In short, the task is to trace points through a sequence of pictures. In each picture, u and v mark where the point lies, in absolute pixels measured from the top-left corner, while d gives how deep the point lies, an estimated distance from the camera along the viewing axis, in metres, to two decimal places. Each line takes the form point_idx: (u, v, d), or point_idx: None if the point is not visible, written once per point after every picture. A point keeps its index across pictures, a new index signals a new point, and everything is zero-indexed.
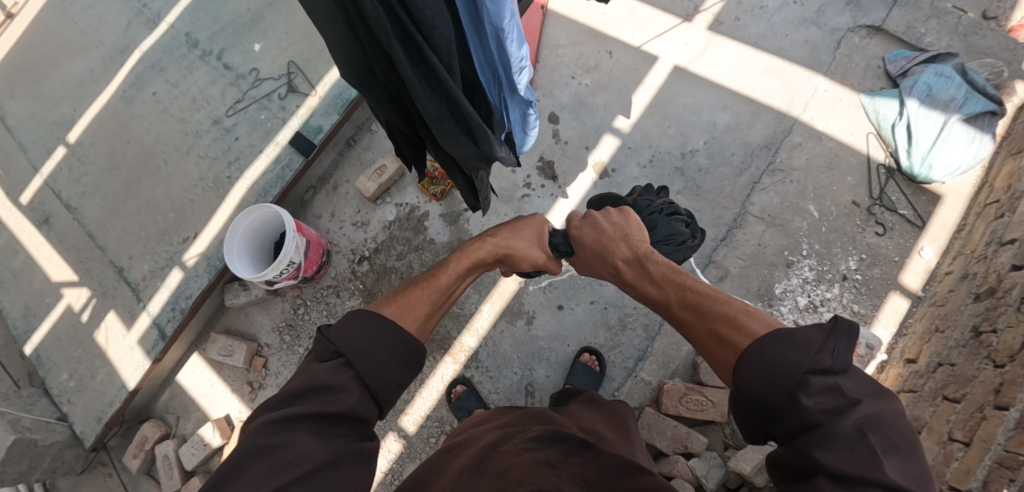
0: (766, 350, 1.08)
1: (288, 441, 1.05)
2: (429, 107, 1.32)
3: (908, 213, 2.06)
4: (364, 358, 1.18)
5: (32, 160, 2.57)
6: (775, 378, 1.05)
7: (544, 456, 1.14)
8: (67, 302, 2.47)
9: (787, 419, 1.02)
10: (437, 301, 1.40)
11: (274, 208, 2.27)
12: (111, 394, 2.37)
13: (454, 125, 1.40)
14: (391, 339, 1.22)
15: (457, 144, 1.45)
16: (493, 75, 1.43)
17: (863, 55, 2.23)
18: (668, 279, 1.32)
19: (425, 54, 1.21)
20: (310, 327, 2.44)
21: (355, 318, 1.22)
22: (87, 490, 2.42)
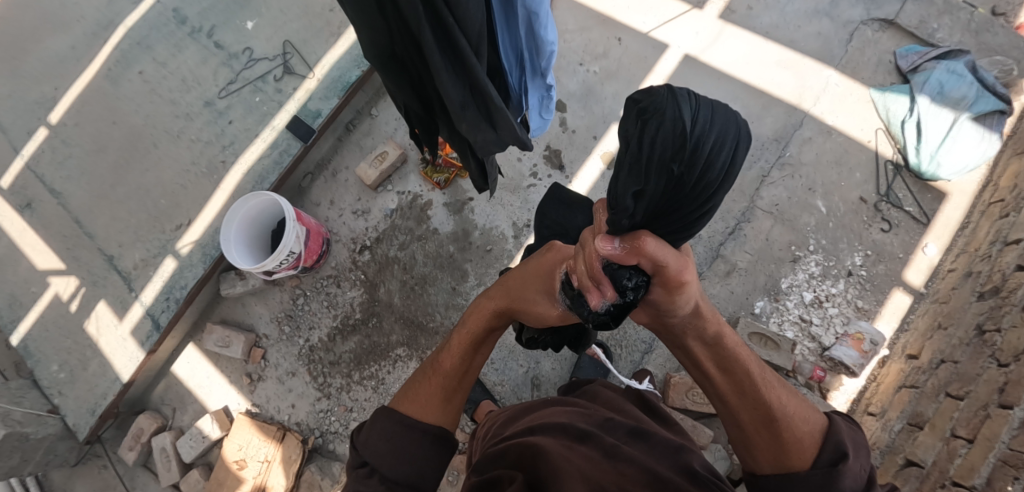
0: (848, 444, 1.15)
1: None
2: (452, 94, 1.24)
3: (914, 210, 2.09)
4: (405, 463, 1.21)
5: (12, 142, 2.44)
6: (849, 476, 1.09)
7: (603, 446, 1.12)
8: (55, 291, 2.38)
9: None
10: (449, 385, 1.31)
11: (272, 196, 2.20)
12: (104, 386, 2.30)
13: (476, 112, 1.32)
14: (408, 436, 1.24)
15: (475, 132, 1.36)
16: (516, 58, 1.40)
17: (875, 50, 2.23)
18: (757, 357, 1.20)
19: (455, 38, 1.15)
20: (309, 318, 2.39)
21: (381, 432, 1.24)
22: (82, 482, 2.38)
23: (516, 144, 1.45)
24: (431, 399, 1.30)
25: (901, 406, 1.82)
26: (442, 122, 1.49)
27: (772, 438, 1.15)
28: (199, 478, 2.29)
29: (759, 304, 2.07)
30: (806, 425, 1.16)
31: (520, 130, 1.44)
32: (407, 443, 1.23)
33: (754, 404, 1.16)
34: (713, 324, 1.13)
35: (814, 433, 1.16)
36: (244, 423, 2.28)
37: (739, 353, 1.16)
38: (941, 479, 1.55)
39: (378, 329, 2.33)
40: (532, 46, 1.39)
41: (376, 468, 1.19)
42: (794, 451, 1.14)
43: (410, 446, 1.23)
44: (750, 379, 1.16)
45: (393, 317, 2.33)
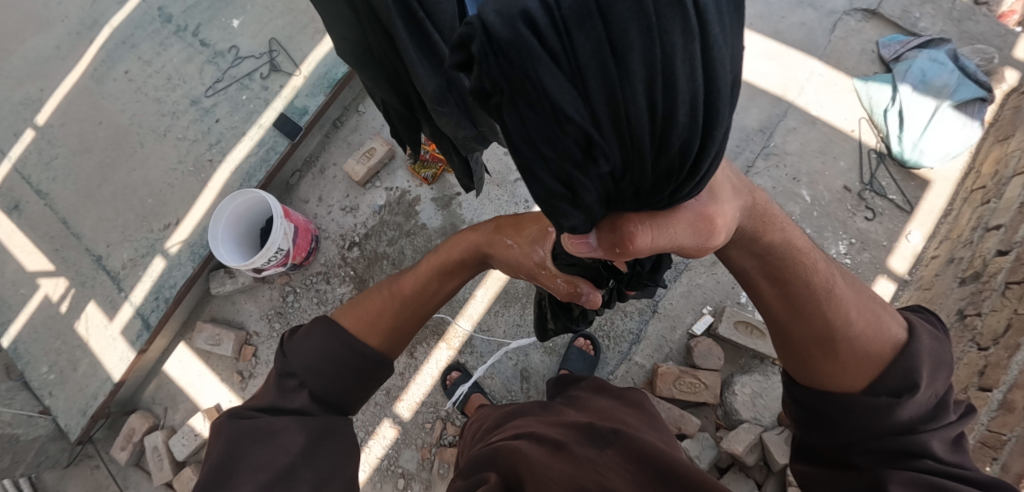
0: (924, 365, 1.03)
1: (275, 431, 1.04)
2: (428, 88, 1.22)
3: (897, 199, 2.11)
4: (336, 384, 1.14)
5: None
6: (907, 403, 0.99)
7: (579, 452, 1.01)
8: (44, 293, 2.37)
9: (885, 430, 0.99)
10: (400, 306, 1.25)
11: (259, 194, 2.20)
12: (95, 386, 2.31)
13: (456, 106, 1.28)
14: (347, 354, 1.16)
15: (455, 128, 1.35)
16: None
17: (858, 39, 2.24)
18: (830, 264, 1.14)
19: (427, 32, 1.15)
20: (300, 315, 2.39)
21: (314, 337, 1.17)
22: (74, 482, 2.39)
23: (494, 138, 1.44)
24: (376, 324, 1.23)
25: None
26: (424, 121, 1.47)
27: (821, 349, 1.07)
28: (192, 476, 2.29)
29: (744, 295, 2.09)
30: (874, 340, 1.05)
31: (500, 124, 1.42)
32: (341, 362, 1.15)
33: (818, 321, 1.09)
34: (761, 228, 1.07)
35: (876, 343, 1.05)
36: None
37: (804, 259, 1.10)
38: None
39: None
40: None
41: (306, 382, 1.12)
42: (849, 366, 1.05)
43: (345, 365, 1.16)
44: (803, 286, 1.08)
45: None
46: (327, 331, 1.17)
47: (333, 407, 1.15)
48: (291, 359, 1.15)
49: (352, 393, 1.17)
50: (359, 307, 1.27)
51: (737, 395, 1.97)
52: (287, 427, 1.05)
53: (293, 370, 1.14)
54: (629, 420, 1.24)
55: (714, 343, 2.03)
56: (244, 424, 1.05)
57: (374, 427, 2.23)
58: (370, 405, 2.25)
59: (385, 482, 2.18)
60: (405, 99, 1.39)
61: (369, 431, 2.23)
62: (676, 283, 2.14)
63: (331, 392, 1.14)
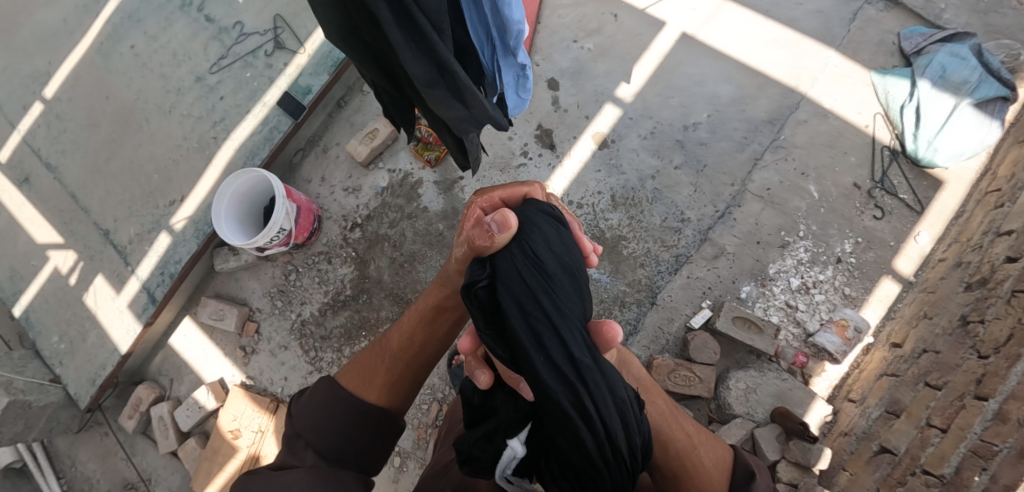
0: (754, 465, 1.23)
1: (284, 480, 1.11)
2: (417, 74, 1.12)
3: (908, 198, 2.04)
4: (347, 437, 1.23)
5: (9, 117, 2.49)
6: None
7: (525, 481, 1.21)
8: (53, 265, 2.42)
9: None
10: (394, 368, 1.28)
11: (261, 173, 2.22)
12: (103, 357, 2.36)
13: (446, 89, 1.18)
14: (351, 408, 1.25)
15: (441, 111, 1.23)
16: (486, 36, 1.30)
17: (877, 29, 2.16)
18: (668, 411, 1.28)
19: (414, 17, 1.03)
20: (301, 293, 2.43)
21: (315, 396, 1.27)
22: (86, 447, 2.48)
23: (492, 123, 1.32)
24: (376, 381, 1.28)
25: (880, 393, 1.82)
26: (416, 98, 1.39)
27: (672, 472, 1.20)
28: (195, 447, 2.37)
29: (745, 288, 2.07)
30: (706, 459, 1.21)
31: (492, 106, 1.27)
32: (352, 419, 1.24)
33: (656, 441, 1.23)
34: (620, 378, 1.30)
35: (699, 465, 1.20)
36: (238, 395, 2.35)
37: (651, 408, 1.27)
38: (912, 467, 1.56)
39: (368, 305, 2.36)
40: (497, 23, 1.27)
41: (311, 440, 1.22)
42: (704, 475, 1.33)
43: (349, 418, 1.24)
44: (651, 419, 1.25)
45: (383, 293, 2.36)
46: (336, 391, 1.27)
47: (342, 462, 1.21)
48: (296, 419, 1.25)
49: (362, 447, 1.24)
50: (356, 370, 1.31)
51: (731, 389, 1.98)
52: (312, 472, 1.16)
53: (299, 429, 1.24)
54: None
55: (711, 337, 2.02)
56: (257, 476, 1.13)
57: None
58: None
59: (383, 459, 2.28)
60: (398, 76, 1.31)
61: None
62: (676, 276, 2.12)
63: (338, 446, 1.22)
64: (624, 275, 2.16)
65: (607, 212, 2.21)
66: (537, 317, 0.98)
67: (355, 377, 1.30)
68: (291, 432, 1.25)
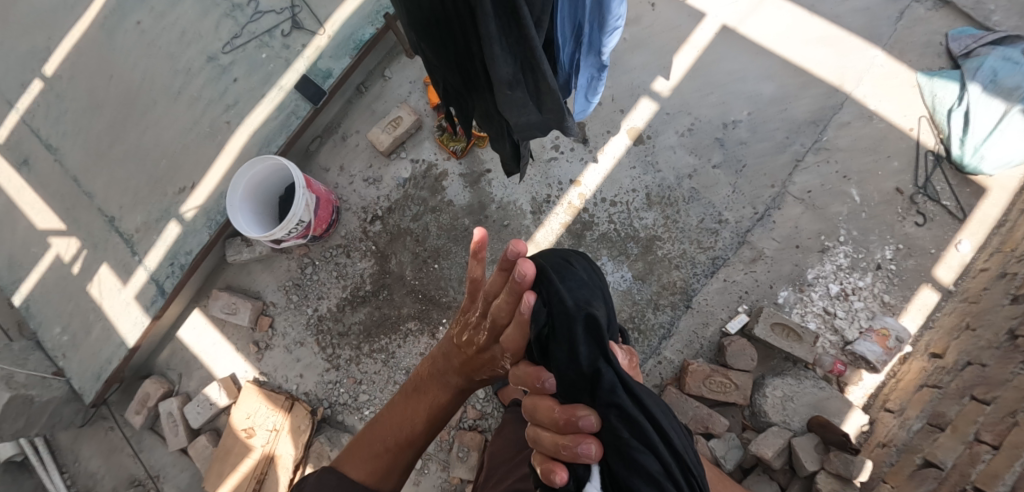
0: None
1: None
2: (502, 72, 1.05)
3: (951, 205, 1.99)
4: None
5: (6, 95, 2.35)
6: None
7: None
8: (55, 252, 2.30)
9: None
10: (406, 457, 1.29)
11: (279, 161, 2.10)
12: (108, 350, 2.25)
13: (525, 91, 1.12)
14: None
15: (513, 116, 1.15)
16: (573, 31, 1.23)
17: (925, 29, 2.09)
18: None
19: (517, 7, 0.97)
20: (318, 288, 2.33)
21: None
22: (89, 442, 2.38)
23: (559, 129, 1.25)
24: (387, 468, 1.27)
25: (921, 405, 1.80)
26: (479, 106, 1.32)
27: None
28: (207, 444, 2.28)
29: (783, 294, 2.03)
30: None
31: (567, 110, 1.21)
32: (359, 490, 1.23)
33: None
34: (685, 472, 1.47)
35: None
36: (252, 392, 2.27)
37: None
38: (961, 483, 1.54)
39: (389, 302, 2.27)
40: (594, 19, 1.20)
41: None
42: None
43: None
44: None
45: (405, 290, 2.27)
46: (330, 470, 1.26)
47: None
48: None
49: None
50: (365, 459, 1.28)
51: (767, 397, 1.94)
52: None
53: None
54: None
55: (748, 343, 1.97)
56: None
57: None
58: (389, 384, 2.23)
59: None
60: (466, 80, 1.23)
61: None
62: (712, 279, 2.07)
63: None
64: (658, 277, 2.11)
65: (641, 211, 2.14)
66: (603, 337, 1.03)
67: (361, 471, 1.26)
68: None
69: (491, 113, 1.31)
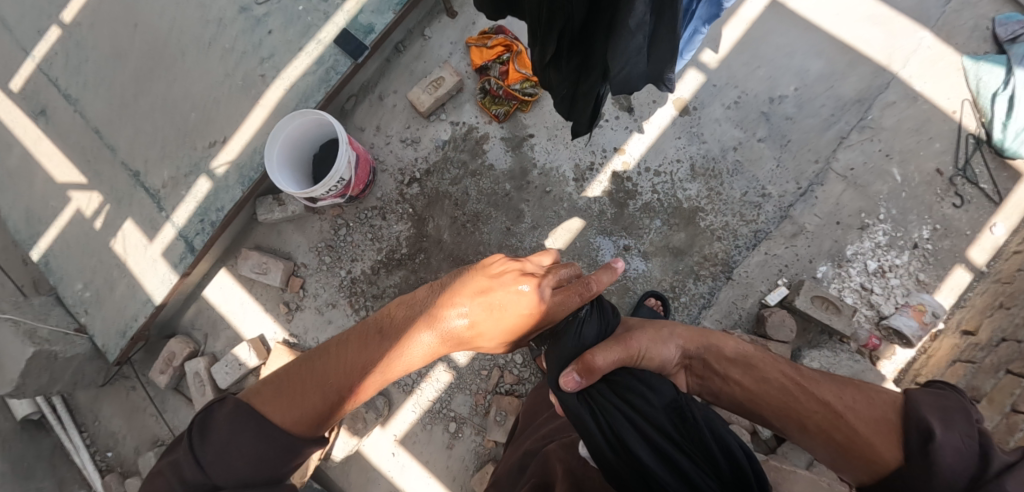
0: (934, 418, 1.22)
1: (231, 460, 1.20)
2: (637, 10, 1.17)
3: (988, 188, 2.03)
4: (235, 471, 1.19)
5: (21, 41, 2.23)
6: (972, 466, 1.17)
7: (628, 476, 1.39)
8: (76, 207, 2.20)
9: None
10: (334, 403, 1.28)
11: (318, 116, 2.03)
12: (134, 308, 2.17)
13: (645, 37, 1.23)
14: (257, 441, 1.21)
15: (626, 61, 1.26)
16: None
17: (972, 13, 2.11)
18: (806, 389, 1.35)
19: None
20: (352, 250, 2.28)
21: (230, 424, 1.22)
22: (110, 402, 2.33)
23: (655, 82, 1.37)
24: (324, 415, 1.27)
25: (955, 379, 1.85)
26: (577, 59, 1.36)
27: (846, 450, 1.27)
28: None
29: (821, 269, 2.06)
30: (878, 425, 1.26)
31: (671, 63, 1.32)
32: (229, 450, 1.20)
33: (814, 407, 1.32)
34: (738, 365, 1.45)
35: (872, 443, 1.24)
36: (282, 353, 2.21)
37: (789, 399, 1.36)
38: None
39: (426, 266, 2.24)
40: None
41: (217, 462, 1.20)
42: (874, 427, 1.26)
43: (235, 446, 1.21)
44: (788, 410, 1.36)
45: (442, 255, 2.24)
46: (190, 434, 1.24)
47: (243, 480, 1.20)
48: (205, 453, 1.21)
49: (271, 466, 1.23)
50: (296, 386, 1.27)
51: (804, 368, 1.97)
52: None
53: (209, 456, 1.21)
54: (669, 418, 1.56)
55: (789, 314, 2.00)
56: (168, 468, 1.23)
57: (427, 370, 2.22)
58: None
59: (435, 424, 2.21)
60: (581, 27, 1.28)
61: (423, 374, 2.22)
62: (754, 252, 2.10)
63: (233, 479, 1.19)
64: (699, 248, 2.12)
65: (685, 182, 2.15)
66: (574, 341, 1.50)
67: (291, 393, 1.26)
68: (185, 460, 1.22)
69: (589, 66, 1.35)
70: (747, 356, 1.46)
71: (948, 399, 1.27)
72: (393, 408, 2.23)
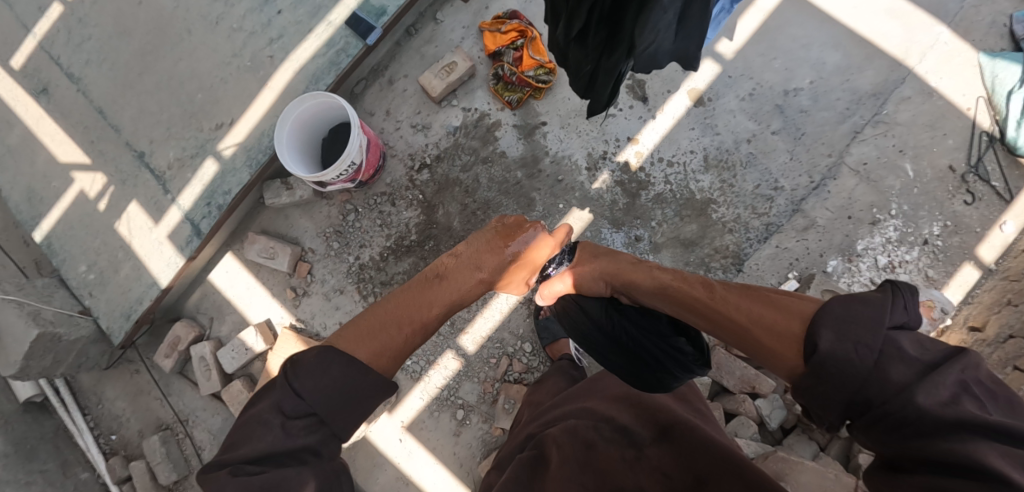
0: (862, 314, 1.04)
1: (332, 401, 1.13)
2: None
3: (999, 186, 2.03)
4: (332, 399, 1.13)
5: (21, 17, 2.17)
6: (915, 363, 0.99)
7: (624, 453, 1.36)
8: (79, 188, 2.16)
9: (949, 424, 0.93)
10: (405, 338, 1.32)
11: (329, 99, 2.00)
12: (139, 291, 2.15)
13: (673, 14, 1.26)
14: (359, 380, 1.17)
15: (656, 37, 1.30)
16: None
17: (990, 10, 2.10)
18: (712, 294, 1.28)
19: None
20: (360, 236, 2.26)
21: (326, 364, 1.15)
22: (113, 385, 2.32)
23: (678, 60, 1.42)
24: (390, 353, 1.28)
25: None
26: (603, 35, 1.32)
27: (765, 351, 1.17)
28: (241, 390, 2.21)
29: (833, 262, 2.05)
30: (793, 323, 1.14)
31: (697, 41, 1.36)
32: (326, 386, 1.13)
33: (731, 315, 1.24)
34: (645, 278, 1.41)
35: (785, 341, 1.13)
36: (289, 338, 2.19)
37: (696, 303, 1.31)
38: None
39: (435, 253, 2.21)
40: None
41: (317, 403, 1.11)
42: (780, 343, 1.14)
43: (329, 376, 1.14)
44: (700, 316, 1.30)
45: (451, 242, 2.21)
46: (283, 375, 1.12)
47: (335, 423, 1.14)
48: (302, 395, 1.11)
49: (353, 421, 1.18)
50: (359, 333, 1.28)
51: None
52: (309, 450, 1.09)
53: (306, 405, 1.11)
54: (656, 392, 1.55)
55: None
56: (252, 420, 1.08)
57: (435, 357, 2.22)
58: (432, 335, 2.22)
59: (443, 411, 2.21)
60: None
61: (430, 361, 2.22)
62: (765, 245, 2.10)
63: (330, 408, 1.12)
64: (710, 240, 2.12)
65: (698, 173, 2.14)
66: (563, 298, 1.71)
67: (358, 336, 1.27)
68: (276, 406, 1.10)
69: (617, 40, 1.31)
70: (663, 286, 1.38)
71: (863, 306, 1.06)
72: (400, 395, 2.24)
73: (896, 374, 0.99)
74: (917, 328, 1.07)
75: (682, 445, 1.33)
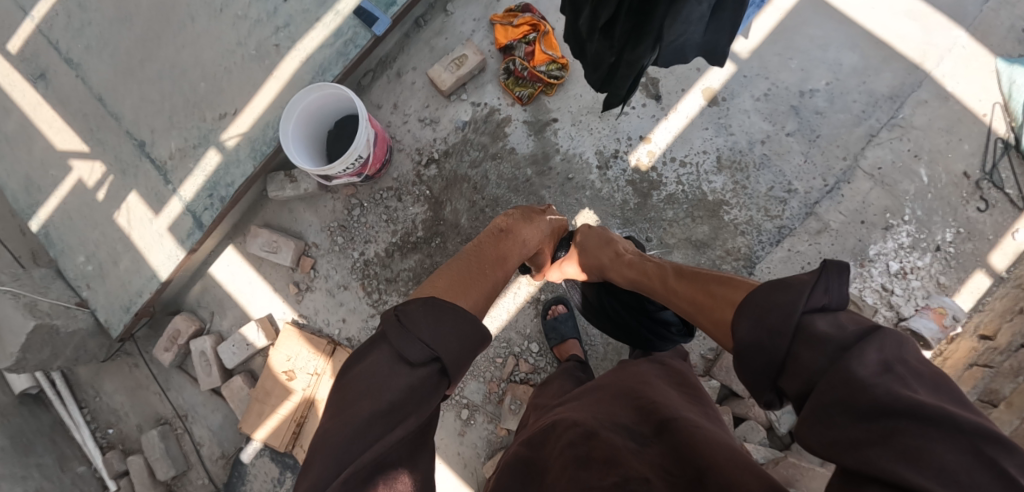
0: (778, 294, 1.05)
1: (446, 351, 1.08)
2: None
3: (1014, 193, 1.99)
4: (450, 344, 1.08)
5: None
6: (833, 338, 0.94)
7: (621, 443, 1.11)
8: (78, 176, 2.11)
9: (888, 403, 0.80)
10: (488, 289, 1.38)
11: (336, 91, 1.95)
12: (138, 284, 2.10)
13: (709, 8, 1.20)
14: (466, 327, 1.11)
15: (687, 29, 1.23)
16: None
17: (1010, 13, 2.06)
18: (667, 285, 1.47)
19: None
20: (365, 231, 2.21)
21: (436, 315, 1.11)
22: (111, 378, 2.28)
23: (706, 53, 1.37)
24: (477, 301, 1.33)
25: (972, 382, 1.87)
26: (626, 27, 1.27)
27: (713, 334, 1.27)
28: (242, 385, 2.18)
29: None
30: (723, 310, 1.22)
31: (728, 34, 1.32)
32: (441, 331, 1.08)
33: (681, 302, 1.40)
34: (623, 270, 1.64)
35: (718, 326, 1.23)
36: (291, 334, 2.15)
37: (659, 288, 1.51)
38: None
39: (442, 249, 2.17)
40: None
41: (438, 351, 1.06)
42: (713, 325, 1.25)
43: (444, 323, 1.10)
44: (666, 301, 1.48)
45: (459, 238, 2.16)
46: (396, 324, 1.08)
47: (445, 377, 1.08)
48: (427, 343, 1.06)
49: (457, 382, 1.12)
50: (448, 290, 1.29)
51: None
52: (428, 404, 1.03)
53: (429, 352, 1.06)
54: (669, 393, 1.34)
55: None
56: (365, 377, 1.04)
57: None
58: None
59: (448, 410, 2.19)
60: None
61: None
62: (778, 248, 2.06)
63: (452, 358, 1.07)
64: (722, 242, 2.09)
65: (711, 174, 2.11)
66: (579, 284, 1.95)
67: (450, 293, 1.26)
68: (399, 355, 1.05)
69: (642, 31, 1.25)
70: (634, 280, 1.61)
71: (779, 293, 1.05)
72: None
73: (809, 358, 0.95)
74: (843, 309, 1.02)
75: (678, 443, 1.09)
